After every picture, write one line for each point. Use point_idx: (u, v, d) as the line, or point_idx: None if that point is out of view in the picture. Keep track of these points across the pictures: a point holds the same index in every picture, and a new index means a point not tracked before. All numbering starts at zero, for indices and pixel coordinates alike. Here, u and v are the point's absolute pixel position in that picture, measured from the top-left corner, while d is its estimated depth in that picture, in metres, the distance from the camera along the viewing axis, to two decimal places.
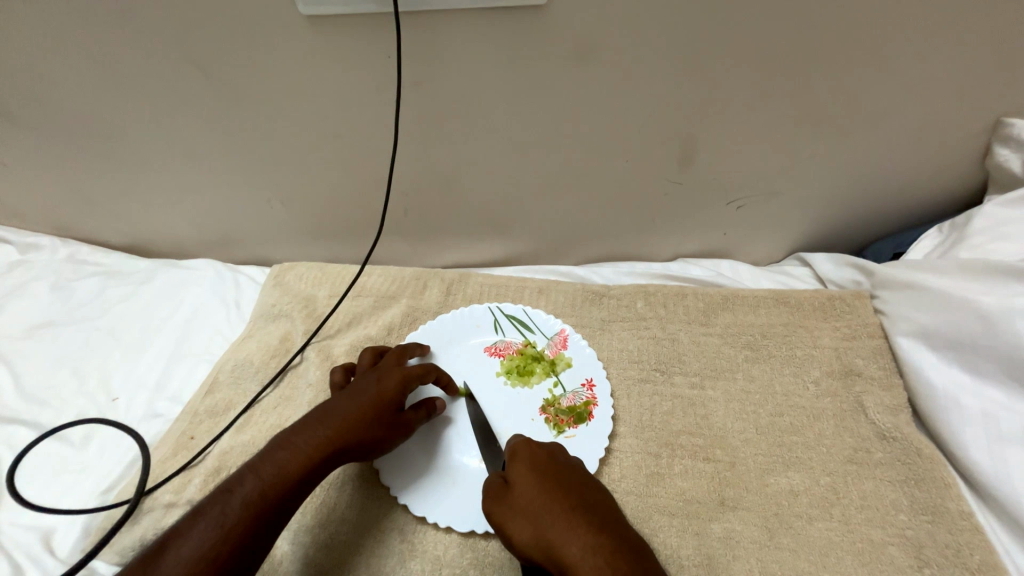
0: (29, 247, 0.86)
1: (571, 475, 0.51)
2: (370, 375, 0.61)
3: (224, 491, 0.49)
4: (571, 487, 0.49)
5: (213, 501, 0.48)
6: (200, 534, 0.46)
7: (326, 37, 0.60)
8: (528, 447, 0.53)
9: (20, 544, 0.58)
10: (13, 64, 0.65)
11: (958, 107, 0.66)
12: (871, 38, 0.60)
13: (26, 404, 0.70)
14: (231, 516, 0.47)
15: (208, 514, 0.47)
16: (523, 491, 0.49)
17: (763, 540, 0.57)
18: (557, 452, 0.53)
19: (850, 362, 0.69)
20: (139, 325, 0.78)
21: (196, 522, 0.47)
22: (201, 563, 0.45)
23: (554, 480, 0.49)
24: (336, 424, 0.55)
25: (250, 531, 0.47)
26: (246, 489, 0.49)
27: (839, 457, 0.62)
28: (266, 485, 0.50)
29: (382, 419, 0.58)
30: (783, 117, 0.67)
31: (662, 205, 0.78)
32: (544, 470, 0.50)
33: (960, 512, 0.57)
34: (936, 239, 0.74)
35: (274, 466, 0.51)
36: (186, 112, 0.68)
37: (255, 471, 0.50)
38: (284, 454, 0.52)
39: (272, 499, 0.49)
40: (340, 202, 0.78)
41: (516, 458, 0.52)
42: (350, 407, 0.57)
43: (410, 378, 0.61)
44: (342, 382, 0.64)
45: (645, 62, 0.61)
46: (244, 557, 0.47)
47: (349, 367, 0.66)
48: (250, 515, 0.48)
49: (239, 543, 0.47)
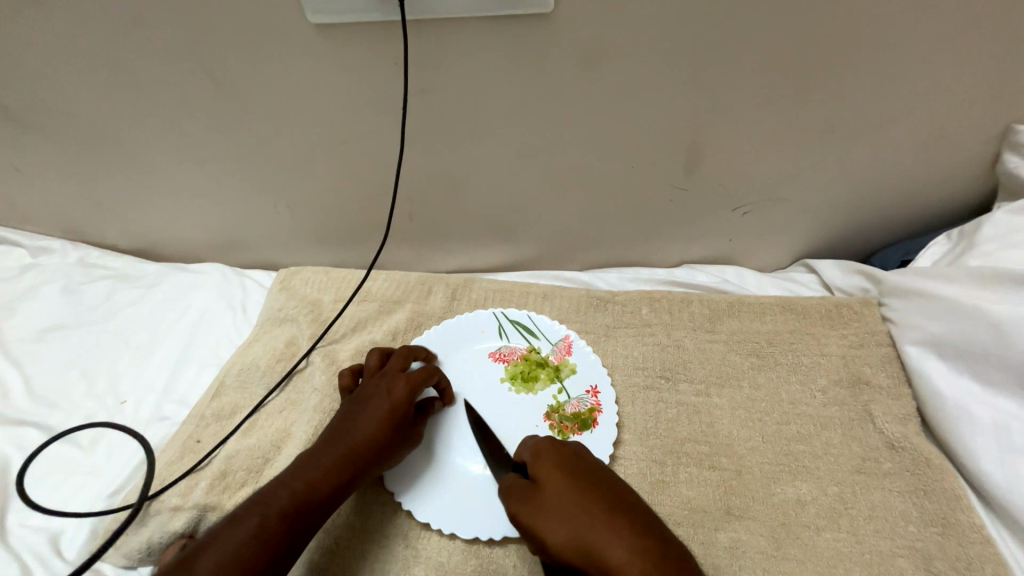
0: (41, 250, 0.87)
1: (599, 475, 0.51)
2: (380, 382, 0.61)
3: (260, 502, 0.50)
4: (602, 488, 0.49)
5: (249, 511, 0.49)
6: (236, 542, 0.47)
7: (334, 44, 0.60)
8: (552, 446, 0.53)
9: (28, 546, 0.59)
10: (29, 71, 0.66)
11: (967, 113, 0.66)
12: (878, 44, 0.59)
13: (35, 405, 0.71)
14: (267, 527, 0.48)
15: (245, 523, 0.48)
16: (554, 493, 0.49)
17: (769, 550, 0.56)
18: (581, 451, 0.53)
19: (857, 371, 0.68)
20: (147, 329, 0.79)
21: (233, 529, 0.47)
22: (238, 568, 0.45)
23: (584, 482, 0.49)
24: (357, 441, 0.56)
25: (283, 542, 0.48)
26: (281, 501, 0.50)
27: (847, 467, 0.62)
28: (299, 499, 0.51)
29: (399, 432, 0.58)
30: (789, 123, 0.67)
31: (667, 211, 0.78)
32: (572, 471, 0.50)
33: (971, 524, 0.56)
34: (945, 246, 0.74)
35: (306, 482, 0.52)
36: (195, 117, 0.69)
37: (288, 485, 0.51)
38: (313, 472, 0.53)
39: (304, 514, 0.50)
40: (346, 207, 0.79)
41: (541, 456, 0.52)
42: (369, 421, 0.57)
43: (416, 385, 0.61)
44: (349, 386, 0.64)
45: (650, 68, 0.62)
46: (276, 567, 0.47)
47: (357, 369, 0.66)
48: (284, 527, 0.49)
49: (271, 554, 0.47)
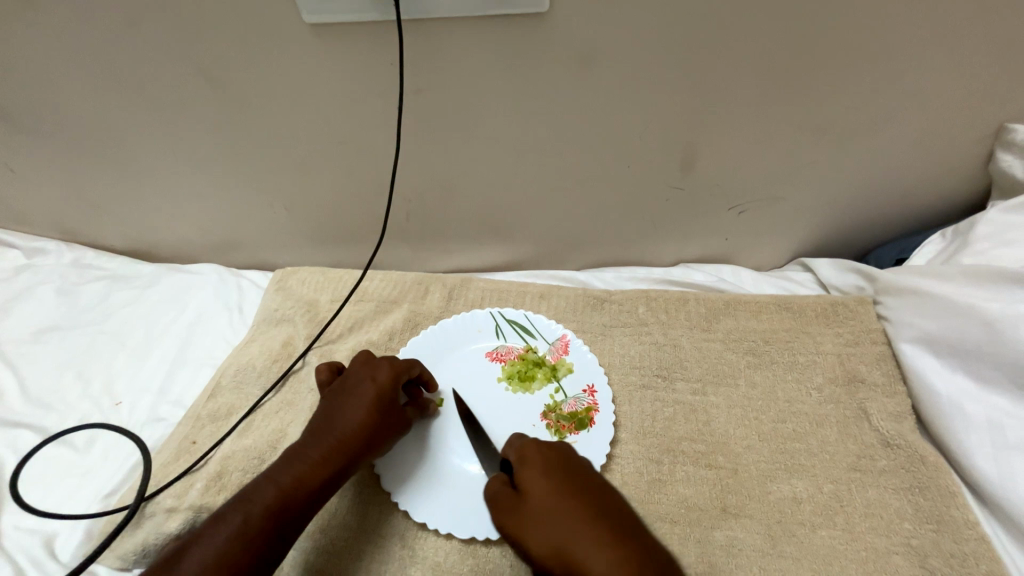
0: (36, 251, 0.87)
1: (585, 479, 0.50)
2: (362, 373, 0.61)
3: (244, 499, 0.49)
4: (585, 492, 0.48)
5: (234, 509, 0.49)
6: (221, 541, 0.47)
7: (329, 44, 0.60)
8: (538, 452, 0.53)
9: (23, 549, 0.59)
10: (22, 71, 0.66)
11: (961, 111, 0.66)
12: (872, 43, 0.60)
13: (30, 407, 0.70)
14: (252, 524, 0.48)
15: (229, 522, 0.48)
16: (537, 498, 0.48)
17: (766, 548, 0.56)
18: (569, 456, 0.53)
19: (853, 368, 0.69)
20: (143, 330, 0.79)
21: (217, 530, 0.47)
22: (222, 568, 0.45)
23: (568, 486, 0.49)
24: (344, 432, 0.56)
25: (270, 539, 0.48)
26: (266, 498, 0.50)
27: (842, 464, 0.62)
28: (285, 493, 0.51)
29: (387, 419, 0.59)
30: (784, 122, 0.67)
31: (663, 210, 0.78)
32: (557, 475, 0.50)
33: (966, 521, 0.56)
34: (939, 244, 0.74)
35: (292, 476, 0.52)
36: (190, 118, 0.69)
37: (274, 481, 0.51)
38: (301, 465, 0.53)
39: (291, 508, 0.50)
40: (342, 207, 0.79)
41: (527, 463, 0.52)
42: (355, 411, 0.57)
43: (400, 373, 0.62)
44: (328, 380, 0.64)
45: (645, 68, 0.62)
46: (263, 564, 0.47)
47: (335, 365, 0.65)
48: (270, 522, 0.49)
49: (258, 550, 0.47)
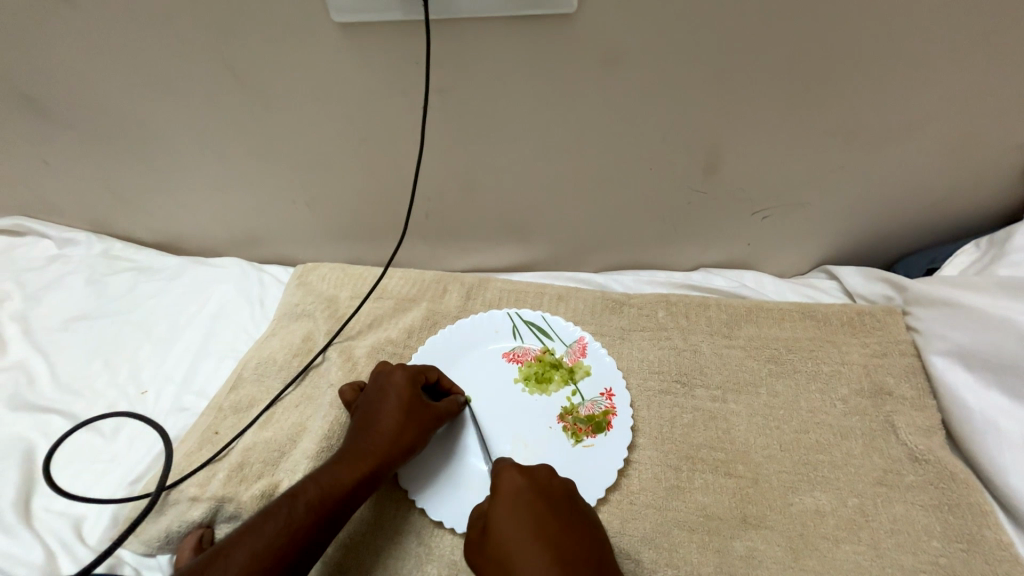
0: (66, 242, 0.89)
1: (552, 513, 0.49)
2: (379, 382, 0.62)
3: (289, 496, 0.50)
4: (546, 530, 0.48)
5: (280, 503, 0.50)
6: (269, 532, 0.47)
7: (358, 43, 0.61)
8: (514, 482, 0.51)
9: (51, 531, 0.60)
10: (61, 66, 0.68)
11: (1001, 117, 0.64)
12: (909, 46, 0.58)
13: (59, 394, 0.72)
14: (296, 518, 0.49)
15: (276, 515, 0.48)
16: (501, 530, 0.48)
17: (787, 560, 0.55)
18: (544, 488, 0.51)
19: (880, 380, 0.67)
20: (169, 321, 0.80)
21: (265, 520, 0.48)
22: (268, 555, 0.46)
23: (533, 520, 0.48)
24: (378, 438, 0.57)
25: (312, 533, 0.49)
26: (309, 494, 0.51)
27: (868, 478, 0.60)
28: (326, 491, 0.51)
29: (417, 418, 0.59)
30: (813, 126, 0.66)
31: (686, 214, 0.77)
32: (523, 511, 0.49)
33: (998, 542, 0.54)
34: (972, 254, 0.72)
35: (331, 476, 0.53)
36: (220, 113, 0.70)
37: (315, 481, 0.52)
38: (339, 467, 0.54)
39: (333, 504, 0.51)
40: (365, 204, 0.79)
41: (499, 491, 0.51)
42: (385, 416, 0.59)
43: (415, 375, 0.63)
44: (352, 400, 0.64)
45: (673, 68, 0.61)
46: (304, 558, 0.48)
47: (358, 385, 0.66)
48: (313, 518, 0.49)
49: (302, 544, 0.48)
